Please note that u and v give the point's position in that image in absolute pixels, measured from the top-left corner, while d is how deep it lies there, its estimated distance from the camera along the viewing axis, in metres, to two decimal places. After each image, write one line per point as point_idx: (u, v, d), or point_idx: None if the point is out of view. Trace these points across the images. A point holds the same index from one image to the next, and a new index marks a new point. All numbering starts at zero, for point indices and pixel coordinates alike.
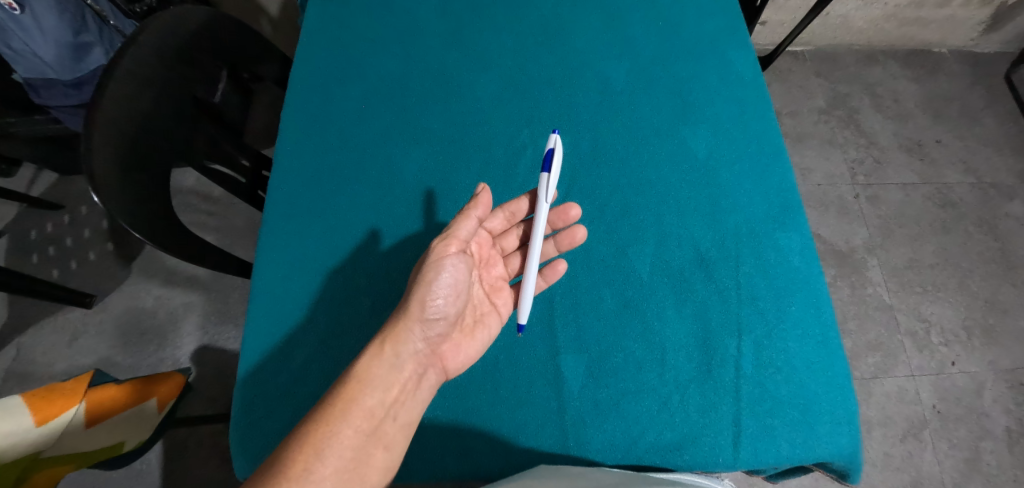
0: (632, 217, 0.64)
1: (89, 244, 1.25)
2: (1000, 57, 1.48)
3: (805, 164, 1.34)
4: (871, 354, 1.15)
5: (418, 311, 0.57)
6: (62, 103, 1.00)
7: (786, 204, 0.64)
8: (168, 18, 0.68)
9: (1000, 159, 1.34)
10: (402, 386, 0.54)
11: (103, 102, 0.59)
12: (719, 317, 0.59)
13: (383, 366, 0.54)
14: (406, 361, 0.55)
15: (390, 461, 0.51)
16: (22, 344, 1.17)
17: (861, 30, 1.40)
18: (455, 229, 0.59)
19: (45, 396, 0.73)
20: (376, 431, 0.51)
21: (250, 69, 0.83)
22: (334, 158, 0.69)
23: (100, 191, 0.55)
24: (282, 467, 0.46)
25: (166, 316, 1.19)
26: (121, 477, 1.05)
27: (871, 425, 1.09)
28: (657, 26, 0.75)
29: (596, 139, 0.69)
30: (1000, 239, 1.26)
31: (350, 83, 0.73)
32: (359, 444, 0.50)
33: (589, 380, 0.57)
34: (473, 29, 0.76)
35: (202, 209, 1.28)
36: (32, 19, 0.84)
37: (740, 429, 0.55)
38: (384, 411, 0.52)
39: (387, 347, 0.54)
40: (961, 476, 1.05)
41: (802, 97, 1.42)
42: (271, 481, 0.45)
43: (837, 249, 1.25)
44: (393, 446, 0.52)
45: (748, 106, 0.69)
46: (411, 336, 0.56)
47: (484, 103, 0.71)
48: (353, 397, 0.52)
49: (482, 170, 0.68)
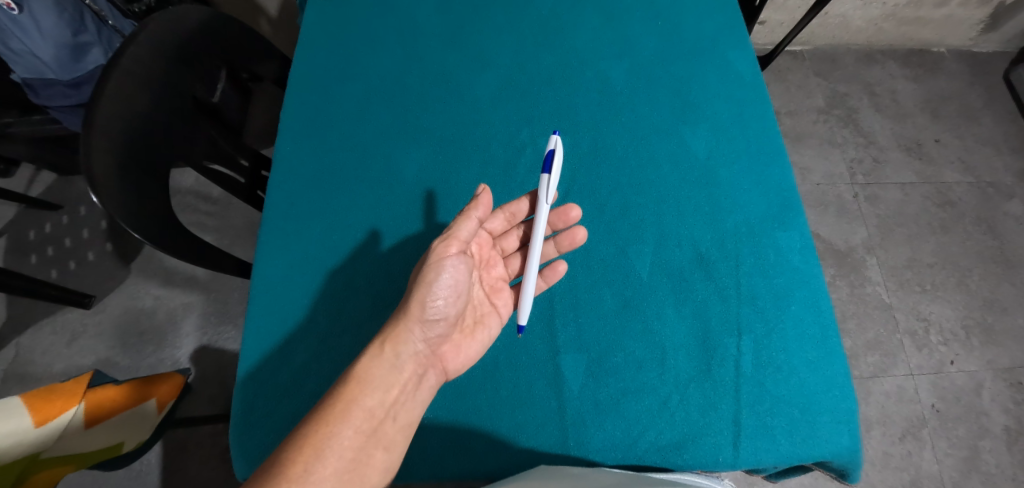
0: (632, 218, 0.64)
1: (88, 244, 1.25)
2: (999, 56, 1.48)
3: (804, 163, 1.34)
4: (870, 353, 1.15)
5: (418, 312, 0.57)
6: (60, 104, 0.98)
7: (786, 204, 0.64)
8: (168, 18, 0.68)
9: (999, 158, 1.35)
10: (402, 386, 0.54)
11: (101, 102, 0.59)
12: (719, 317, 0.59)
13: (383, 366, 0.54)
14: (406, 362, 0.55)
15: (390, 462, 0.51)
16: (21, 345, 1.17)
17: (861, 30, 1.40)
18: (456, 229, 0.59)
19: (44, 396, 0.73)
20: (376, 431, 0.51)
21: (249, 69, 0.83)
22: (334, 158, 0.69)
23: (100, 192, 0.55)
24: (282, 468, 0.46)
25: (165, 316, 1.19)
26: (121, 477, 1.05)
27: (870, 424, 1.09)
28: (657, 25, 0.75)
29: (596, 139, 0.69)
30: (998, 238, 1.26)
31: (349, 83, 0.73)
32: (359, 445, 0.50)
33: (589, 380, 0.57)
34: (473, 29, 0.76)
35: (201, 209, 1.27)
36: (31, 18, 0.84)
37: (740, 428, 0.55)
38: (384, 411, 0.52)
39: (388, 348, 0.55)
40: (960, 474, 1.06)
41: (801, 97, 1.42)
42: (271, 481, 0.45)
43: (837, 248, 1.25)
44: (393, 446, 0.52)
45: (748, 106, 0.69)
46: (411, 337, 0.57)
47: (483, 103, 0.71)
48: (353, 397, 0.52)
49: (482, 170, 0.68)
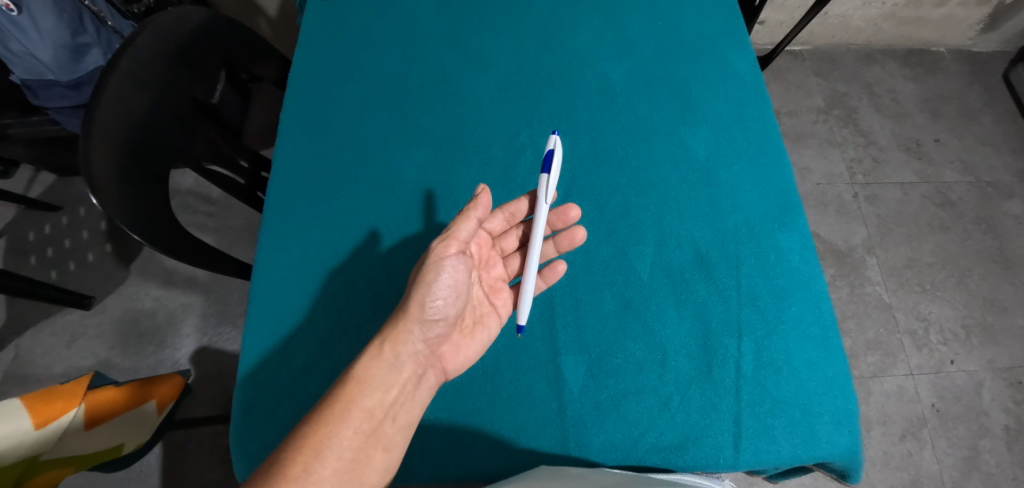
0: (632, 218, 0.64)
1: (88, 245, 1.24)
2: (998, 56, 1.48)
3: (804, 163, 1.34)
4: (870, 353, 1.15)
5: (417, 312, 0.57)
6: (60, 105, 0.98)
7: (786, 204, 0.64)
8: (167, 18, 0.68)
9: (999, 158, 1.35)
10: (402, 386, 0.54)
11: (100, 103, 0.58)
12: (719, 317, 0.59)
13: (383, 366, 0.54)
14: (406, 362, 0.55)
15: (389, 462, 0.51)
16: (21, 346, 1.17)
17: (860, 30, 1.40)
18: (455, 229, 0.59)
19: (44, 398, 0.72)
20: (375, 431, 0.51)
21: (249, 70, 0.83)
22: (334, 159, 0.69)
23: (99, 194, 0.55)
24: (281, 468, 0.46)
25: (165, 317, 1.19)
26: (121, 478, 1.05)
27: (871, 424, 1.09)
28: (657, 26, 0.75)
29: (596, 139, 0.69)
30: (998, 238, 1.26)
31: (349, 84, 0.73)
32: (359, 445, 0.50)
33: (589, 380, 0.57)
34: (472, 29, 0.76)
35: (200, 210, 1.27)
36: (29, 19, 0.84)
37: (741, 429, 0.55)
38: (383, 412, 0.52)
39: (387, 348, 0.55)
40: (960, 474, 1.06)
41: (801, 97, 1.42)
42: (271, 481, 0.45)
43: (837, 248, 1.25)
44: (392, 446, 0.52)
45: (748, 106, 0.69)
46: (410, 337, 0.56)
47: (483, 103, 0.71)
48: (353, 397, 0.52)
49: (482, 171, 0.68)
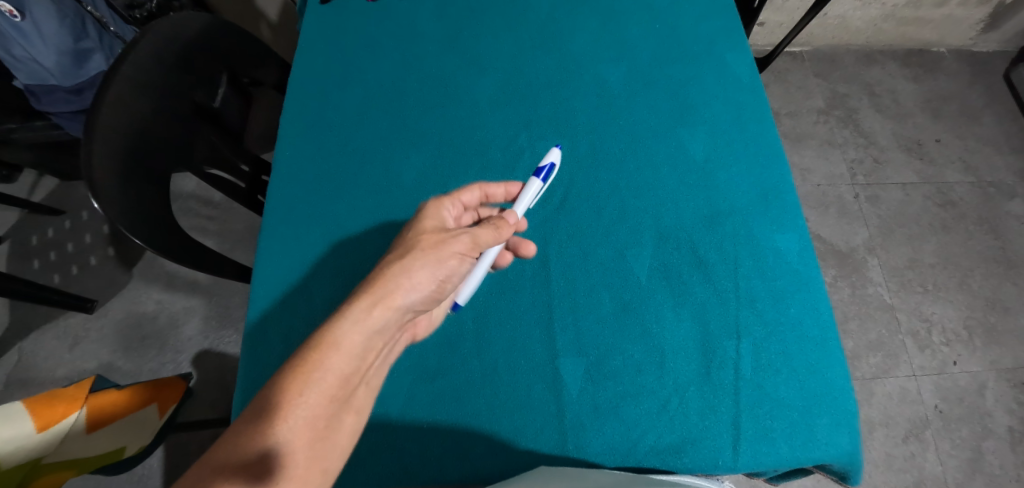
0: (631, 221, 0.64)
1: (90, 249, 1.25)
2: (999, 55, 1.47)
3: (804, 164, 1.35)
4: (871, 354, 1.15)
5: (419, 278, 0.50)
6: (62, 110, 0.99)
7: (783, 206, 0.64)
8: (170, 25, 0.68)
9: (1000, 158, 1.34)
10: (378, 350, 0.47)
11: (102, 108, 0.59)
12: (718, 319, 0.59)
13: (363, 331, 0.46)
14: (388, 326, 0.48)
15: (360, 425, 0.46)
16: (23, 350, 1.17)
17: (860, 30, 1.40)
18: (482, 233, 0.54)
19: (46, 402, 0.72)
20: (350, 398, 0.45)
21: (250, 73, 0.83)
22: (334, 163, 0.69)
23: (101, 199, 0.55)
24: (250, 456, 0.39)
25: (166, 320, 1.19)
26: (123, 481, 1.05)
27: (873, 426, 1.09)
28: (655, 28, 0.75)
29: (595, 142, 0.69)
30: (1000, 238, 1.26)
31: (349, 89, 0.74)
32: (332, 412, 0.43)
33: (588, 383, 0.57)
34: (471, 33, 0.76)
35: (202, 213, 1.28)
36: (32, 25, 0.85)
37: (740, 432, 0.55)
38: (359, 378, 0.46)
39: (370, 307, 0.46)
40: (963, 476, 1.05)
41: (801, 98, 1.42)
42: (232, 472, 0.38)
43: (837, 249, 1.25)
44: (364, 410, 0.46)
45: (746, 109, 0.69)
46: (399, 299, 0.48)
47: (482, 106, 0.71)
48: (324, 363, 0.43)
49: (481, 173, 0.68)
